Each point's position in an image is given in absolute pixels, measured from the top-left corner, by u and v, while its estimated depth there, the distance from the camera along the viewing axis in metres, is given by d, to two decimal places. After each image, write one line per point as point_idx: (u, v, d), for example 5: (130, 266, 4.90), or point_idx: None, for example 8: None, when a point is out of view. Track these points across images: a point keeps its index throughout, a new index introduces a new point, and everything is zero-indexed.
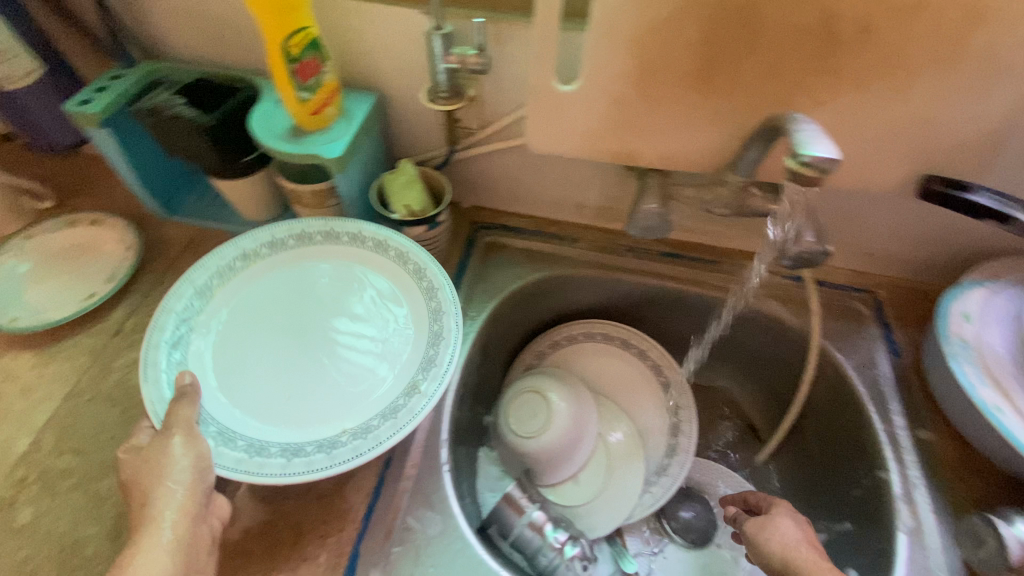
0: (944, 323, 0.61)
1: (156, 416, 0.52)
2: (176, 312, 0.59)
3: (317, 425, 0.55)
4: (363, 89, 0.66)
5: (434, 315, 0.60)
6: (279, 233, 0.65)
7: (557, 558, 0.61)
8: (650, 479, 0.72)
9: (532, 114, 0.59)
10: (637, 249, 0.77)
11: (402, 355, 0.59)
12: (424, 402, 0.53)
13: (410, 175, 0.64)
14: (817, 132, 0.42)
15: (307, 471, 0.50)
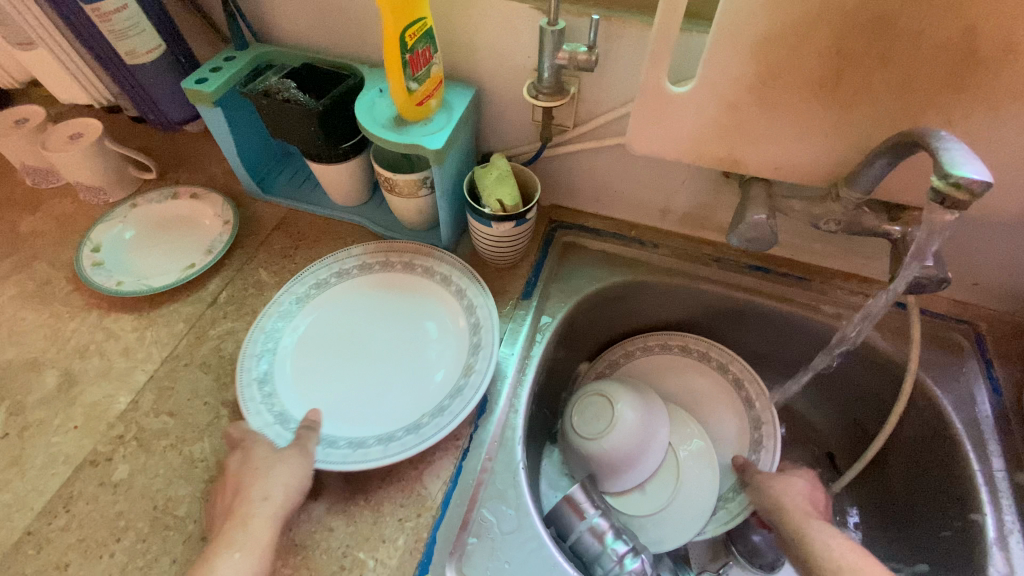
0: None
1: (281, 438, 0.56)
2: (255, 353, 0.63)
3: (395, 417, 0.60)
4: (461, 82, 0.67)
5: (473, 328, 0.64)
6: (320, 273, 0.70)
7: (617, 568, 0.59)
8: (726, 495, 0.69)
9: (637, 116, 0.59)
10: (722, 260, 0.75)
11: (450, 354, 0.64)
12: (483, 375, 0.59)
13: (503, 170, 0.64)
14: (966, 150, 0.40)
15: (404, 450, 0.55)
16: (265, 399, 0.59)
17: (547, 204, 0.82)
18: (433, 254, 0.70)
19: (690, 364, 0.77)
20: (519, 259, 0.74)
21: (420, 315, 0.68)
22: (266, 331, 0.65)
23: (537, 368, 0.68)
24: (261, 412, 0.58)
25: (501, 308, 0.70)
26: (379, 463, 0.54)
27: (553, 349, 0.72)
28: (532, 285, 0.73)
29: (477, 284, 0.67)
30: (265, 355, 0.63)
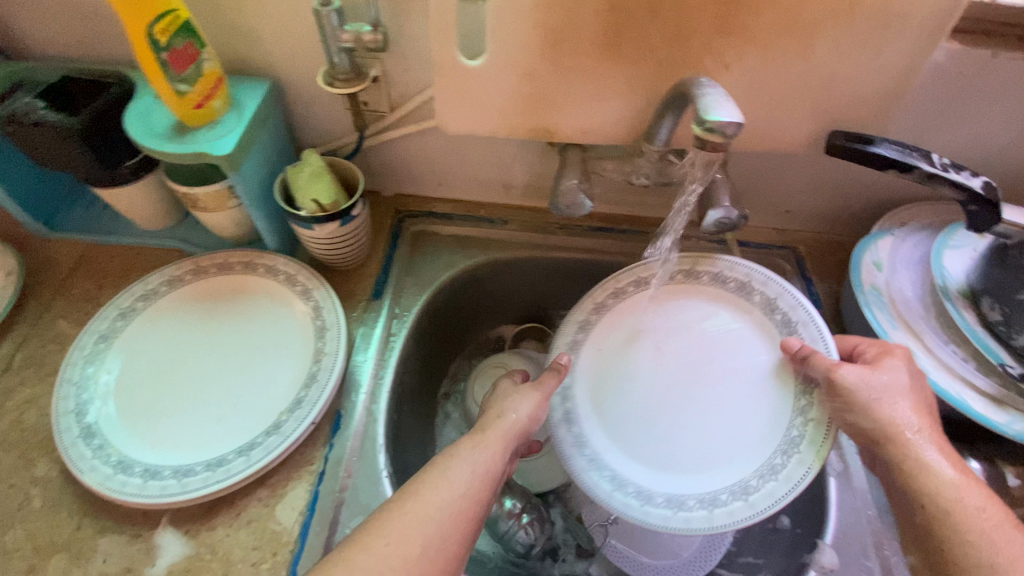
0: (857, 274, 0.61)
1: (127, 493, 0.50)
2: (70, 411, 0.54)
3: (245, 426, 0.55)
4: (254, 76, 0.61)
5: (314, 312, 0.61)
6: (123, 302, 0.61)
7: (512, 524, 0.65)
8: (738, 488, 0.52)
9: (441, 93, 0.56)
10: (570, 227, 0.76)
11: (291, 346, 0.60)
12: (335, 356, 0.57)
13: (315, 168, 0.59)
14: (723, 94, 0.41)
15: (270, 455, 0.52)
16: (94, 453, 0.51)
17: (389, 194, 0.77)
18: (265, 255, 0.64)
19: (673, 292, 0.61)
20: (365, 258, 0.69)
21: (260, 316, 0.62)
22: (76, 383, 0.55)
23: (398, 368, 0.64)
24: (92, 470, 0.50)
25: (350, 312, 0.65)
26: (245, 476, 0.51)
27: (416, 346, 0.68)
28: (382, 283, 0.68)
29: (319, 278, 0.63)
30: (82, 408, 0.54)
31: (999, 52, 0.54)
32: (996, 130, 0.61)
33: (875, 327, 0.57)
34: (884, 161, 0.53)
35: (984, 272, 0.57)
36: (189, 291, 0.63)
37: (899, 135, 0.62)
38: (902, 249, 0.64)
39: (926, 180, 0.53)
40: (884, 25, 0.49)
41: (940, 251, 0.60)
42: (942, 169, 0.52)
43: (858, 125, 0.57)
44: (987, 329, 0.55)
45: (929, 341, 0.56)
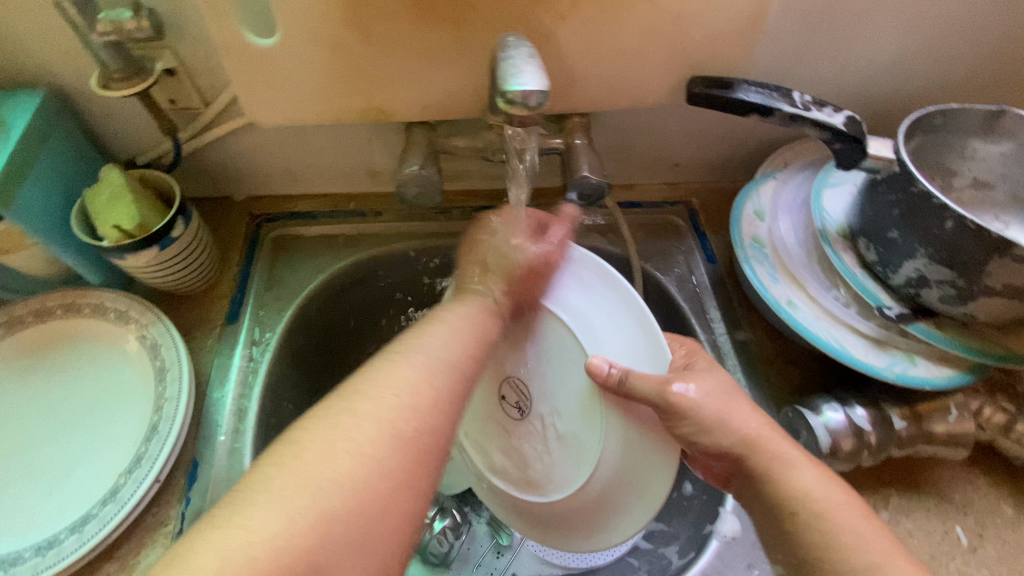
0: (739, 226, 0.58)
1: None
2: None
3: (82, 495, 0.48)
4: (23, 86, 0.51)
5: (151, 351, 0.53)
6: None
7: (426, 534, 0.61)
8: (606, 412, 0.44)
9: (240, 81, 0.48)
10: (452, 210, 0.69)
11: (130, 394, 0.52)
12: (177, 401, 0.50)
13: (115, 189, 0.50)
14: (529, 57, 0.35)
15: (107, 527, 0.45)
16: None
17: (242, 197, 0.68)
18: (89, 292, 0.55)
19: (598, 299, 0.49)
20: (215, 276, 0.61)
21: (91, 365, 0.54)
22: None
23: (265, 396, 0.57)
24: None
25: (202, 343, 0.58)
26: (82, 554, 0.45)
27: (287, 368, 0.61)
28: (237, 304, 0.60)
29: (152, 312, 0.54)
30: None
31: None
32: (866, 58, 0.57)
33: (755, 284, 0.55)
34: (745, 106, 0.49)
35: (858, 211, 0.54)
36: (2, 349, 0.54)
37: (769, 73, 0.58)
38: (785, 193, 0.60)
39: (789, 122, 0.49)
40: None
41: (820, 192, 0.58)
42: (804, 108, 0.48)
43: (720, 66, 0.52)
44: (866, 270, 0.54)
45: (811, 289, 0.54)
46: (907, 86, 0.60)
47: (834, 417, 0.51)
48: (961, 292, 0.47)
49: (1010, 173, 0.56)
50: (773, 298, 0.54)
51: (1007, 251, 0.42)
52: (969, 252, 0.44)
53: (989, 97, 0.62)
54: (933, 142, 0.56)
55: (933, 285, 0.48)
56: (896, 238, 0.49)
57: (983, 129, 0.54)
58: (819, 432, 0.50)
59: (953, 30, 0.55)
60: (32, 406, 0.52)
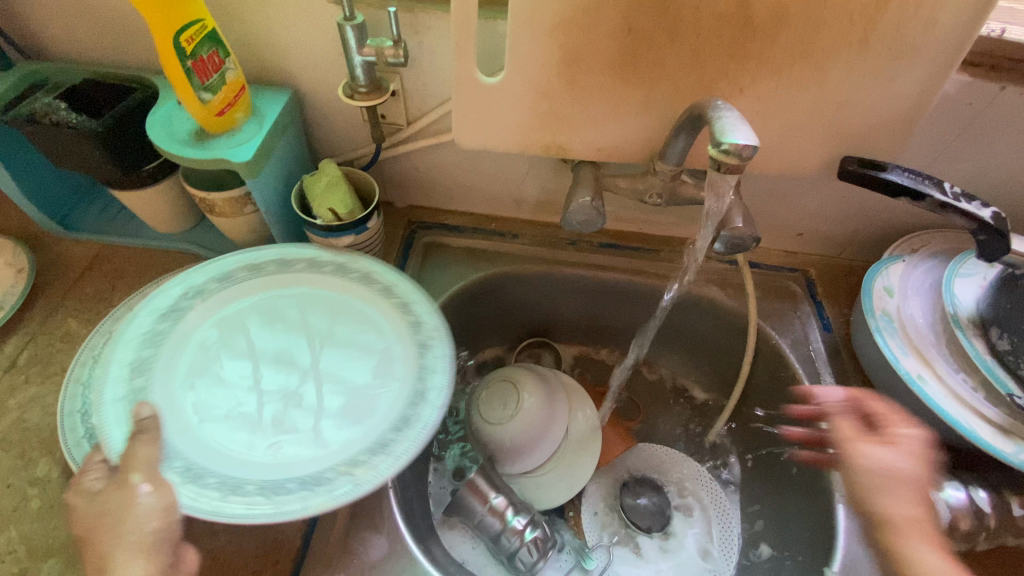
0: (868, 298, 0.62)
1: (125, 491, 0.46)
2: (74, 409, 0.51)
3: None
4: (275, 86, 0.63)
5: None
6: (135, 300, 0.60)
7: (517, 541, 0.62)
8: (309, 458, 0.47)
9: (458, 109, 0.57)
10: (580, 242, 0.77)
11: None
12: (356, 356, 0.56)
13: (330, 177, 0.59)
14: (738, 118, 0.42)
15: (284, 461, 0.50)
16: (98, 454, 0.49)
17: (403, 204, 0.77)
18: None
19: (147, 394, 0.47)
20: None
21: None
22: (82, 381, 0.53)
23: None
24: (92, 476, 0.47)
25: None
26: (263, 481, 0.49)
27: None
28: None
29: None
30: (87, 409, 0.51)
31: (1010, 84, 0.55)
32: (1005, 166, 0.62)
33: (886, 354, 0.58)
34: (895, 187, 0.53)
35: (992, 301, 0.57)
36: (244, 287, 0.57)
37: (910, 164, 0.63)
38: (913, 275, 0.64)
39: (939, 210, 0.53)
40: (898, 54, 0.50)
41: (952, 279, 0.61)
42: (954, 199, 0.52)
43: (869, 151, 0.57)
44: (996, 358, 0.56)
45: (940, 367, 0.56)
46: None
47: (955, 494, 0.52)
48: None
49: None
50: (904, 370, 0.56)
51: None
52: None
53: None
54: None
55: None
56: None
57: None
58: (939, 506, 0.51)
59: None
60: None
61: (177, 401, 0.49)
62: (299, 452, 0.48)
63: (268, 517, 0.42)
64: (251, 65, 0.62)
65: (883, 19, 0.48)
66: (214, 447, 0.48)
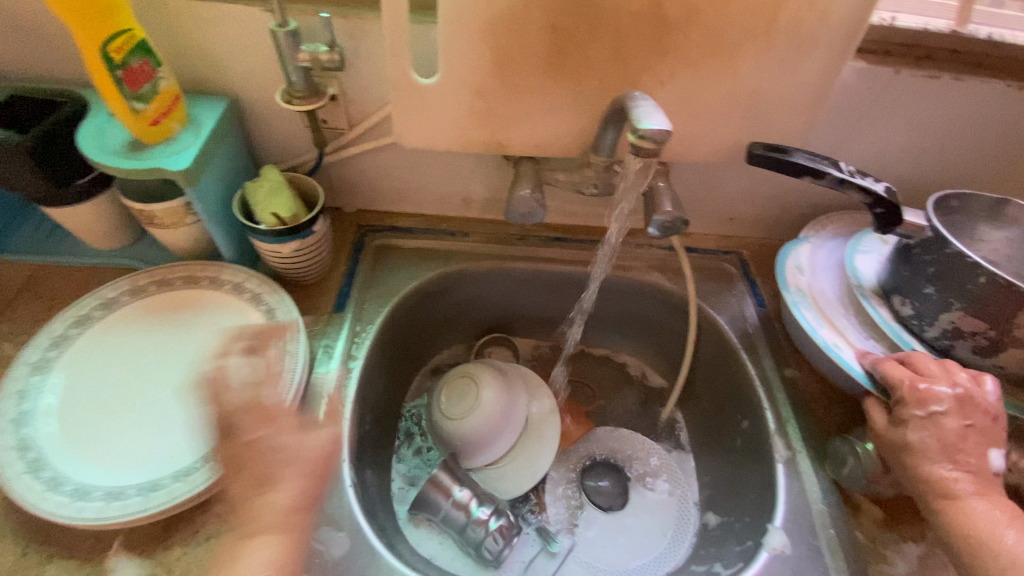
0: (783, 277, 0.66)
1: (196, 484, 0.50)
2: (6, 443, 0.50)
3: (201, 433, 0.55)
4: (212, 96, 0.63)
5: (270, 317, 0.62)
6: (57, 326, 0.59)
7: (481, 532, 0.63)
8: (227, 444, 0.53)
9: (398, 111, 0.59)
10: (528, 237, 0.79)
11: (243, 355, 0.60)
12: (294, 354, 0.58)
13: (274, 182, 0.60)
14: (652, 106, 0.45)
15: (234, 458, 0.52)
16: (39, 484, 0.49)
17: (351, 209, 0.78)
18: (223, 270, 0.64)
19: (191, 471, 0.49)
20: (325, 272, 0.70)
21: (214, 326, 0.62)
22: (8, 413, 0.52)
23: (361, 381, 0.63)
24: (46, 500, 0.48)
25: (312, 326, 0.66)
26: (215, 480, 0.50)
27: (377, 357, 0.68)
28: (344, 296, 0.69)
29: (275, 293, 0.63)
30: (23, 443, 0.51)
31: (900, 69, 0.61)
32: (903, 145, 0.68)
33: (804, 325, 0.62)
34: (800, 167, 0.56)
35: (890, 272, 0.62)
36: (137, 315, 0.62)
37: (821, 147, 0.68)
38: (821, 255, 0.69)
39: (838, 186, 0.57)
40: (798, 45, 0.55)
41: (852, 254, 0.67)
42: (850, 176, 0.56)
43: (783, 135, 0.62)
44: (901, 323, 0.60)
45: (851, 335, 0.61)
46: (940, 169, 0.70)
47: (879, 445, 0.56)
48: (993, 342, 0.54)
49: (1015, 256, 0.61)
50: (821, 339, 0.60)
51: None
52: (1001, 308, 0.51)
53: (1009, 186, 0.72)
54: (950, 221, 0.61)
55: (968, 337, 0.55)
56: (931, 293, 0.56)
57: (991, 215, 0.60)
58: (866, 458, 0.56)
59: (977, 127, 0.66)
60: (155, 357, 0.60)
61: (77, 440, 0.53)
62: (184, 450, 0.53)
63: (187, 492, 0.49)
64: (185, 74, 0.61)
65: (782, 13, 0.53)
66: (110, 459, 0.52)
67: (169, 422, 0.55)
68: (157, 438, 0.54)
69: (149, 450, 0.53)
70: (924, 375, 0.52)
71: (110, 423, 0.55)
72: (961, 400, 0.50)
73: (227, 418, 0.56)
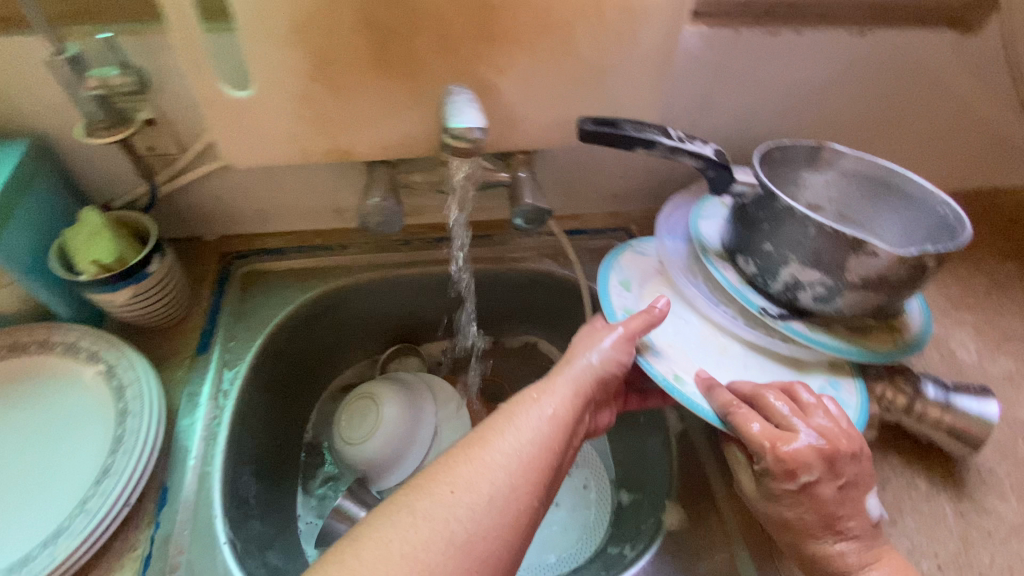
0: (610, 303, 0.61)
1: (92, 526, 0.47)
2: None
3: (39, 517, 0.49)
4: (5, 136, 0.55)
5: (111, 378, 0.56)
6: None
7: None
8: (64, 524, 0.48)
9: (220, 130, 0.53)
10: (413, 241, 0.75)
11: (87, 422, 0.54)
12: (139, 414, 0.53)
13: (94, 226, 0.54)
14: (468, 101, 0.44)
15: (72, 540, 0.47)
16: None
17: (213, 237, 0.72)
18: (59, 331, 0.57)
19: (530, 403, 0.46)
20: (186, 311, 0.64)
21: (52, 394, 0.56)
22: None
23: (234, 425, 0.59)
24: None
25: (173, 374, 0.60)
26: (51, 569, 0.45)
27: (255, 395, 0.63)
28: (209, 334, 0.64)
29: (118, 348, 0.57)
30: None
31: (741, 28, 0.60)
32: (761, 103, 0.68)
33: (643, 365, 0.56)
34: (628, 139, 0.55)
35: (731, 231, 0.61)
36: None
37: (683, 114, 0.67)
38: (641, 265, 0.66)
39: (670, 154, 0.56)
40: (630, 15, 0.53)
41: (696, 221, 0.66)
42: (680, 141, 0.55)
43: (638, 108, 0.61)
44: (748, 283, 0.60)
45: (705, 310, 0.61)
46: (800, 123, 0.71)
47: None
48: (829, 289, 0.53)
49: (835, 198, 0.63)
50: (661, 377, 0.55)
51: (862, 247, 0.49)
52: (834, 254, 0.50)
53: (866, 130, 0.74)
54: (775, 173, 0.61)
55: (807, 286, 0.55)
56: (770, 249, 0.55)
57: (810, 161, 0.61)
58: None
59: (825, 77, 0.67)
60: None
61: None
62: (19, 539, 0.48)
63: None
64: None
65: None
66: None
67: (1, 512, 0.49)
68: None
69: None
70: (780, 431, 0.47)
71: None
72: (828, 457, 0.46)
73: (70, 495, 0.50)
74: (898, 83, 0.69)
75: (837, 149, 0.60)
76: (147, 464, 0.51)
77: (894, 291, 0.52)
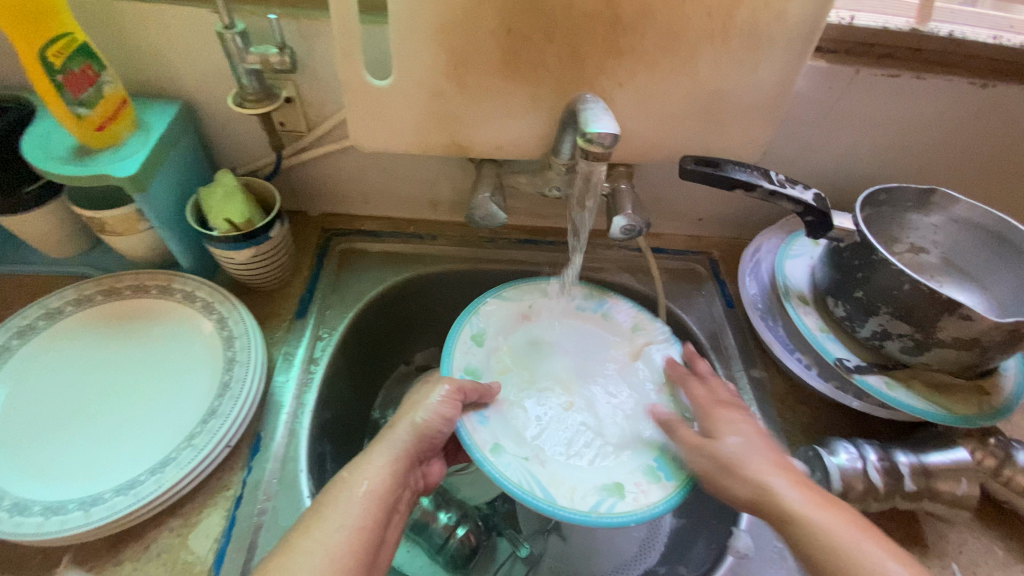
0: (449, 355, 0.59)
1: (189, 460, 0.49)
2: None
3: (149, 446, 0.53)
4: (163, 98, 0.61)
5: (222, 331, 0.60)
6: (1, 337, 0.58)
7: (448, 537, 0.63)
8: (171, 456, 0.52)
9: (353, 114, 0.58)
10: (498, 239, 0.78)
11: (197, 366, 0.59)
12: (246, 367, 0.57)
13: (227, 188, 0.59)
14: (603, 110, 0.46)
15: (179, 471, 0.51)
16: None
17: (317, 212, 0.77)
18: (180, 279, 0.63)
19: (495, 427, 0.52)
20: (288, 277, 0.69)
21: (167, 338, 0.61)
22: None
23: (322, 387, 0.63)
24: None
25: (272, 334, 0.65)
26: (159, 494, 0.49)
27: (340, 364, 0.67)
28: (306, 301, 0.68)
29: (231, 301, 0.62)
30: None
31: (861, 68, 0.60)
32: (867, 144, 0.68)
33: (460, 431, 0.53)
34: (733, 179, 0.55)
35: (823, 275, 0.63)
36: (88, 325, 0.61)
37: (785, 147, 0.68)
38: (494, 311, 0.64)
39: (768, 198, 0.56)
40: (755, 45, 0.54)
41: (784, 260, 0.69)
42: (780, 186, 0.55)
43: (744, 135, 0.62)
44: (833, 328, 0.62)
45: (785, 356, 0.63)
46: (904, 168, 0.70)
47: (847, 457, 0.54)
48: (918, 343, 0.54)
49: (942, 242, 0.64)
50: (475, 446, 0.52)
51: (953, 309, 0.49)
52: (924, 310, 0.51)
53: (972, 182, 0.72)
54: (877, 213, 0.63)
55: (895, 338, 0.55)
56: (861, 297, 0.57)
57: (918, 204, 0.62)
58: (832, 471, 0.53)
59: (939, 125, 0.66)
60: (105, 369, 0.58)
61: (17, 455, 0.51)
62: (130, 464, 0.52)
63: (130, 506, 0.48)
64: (133, 77, 0.60)
65: (738, 13, 0.52)
66: (50, 473, 0.51)
67: (118, 436, 0.54)
68: (103, 452, 0.53)
69: (95, 464, 0.52)
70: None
71: (55, 437, 0.53)
72: None
73: (176, 431, 0.54)
74: (1014, 140, 0.67)
75: (951, 194, 0.60)
76: (246, 415, 0.55)
77: (987, 352, 0.51)
